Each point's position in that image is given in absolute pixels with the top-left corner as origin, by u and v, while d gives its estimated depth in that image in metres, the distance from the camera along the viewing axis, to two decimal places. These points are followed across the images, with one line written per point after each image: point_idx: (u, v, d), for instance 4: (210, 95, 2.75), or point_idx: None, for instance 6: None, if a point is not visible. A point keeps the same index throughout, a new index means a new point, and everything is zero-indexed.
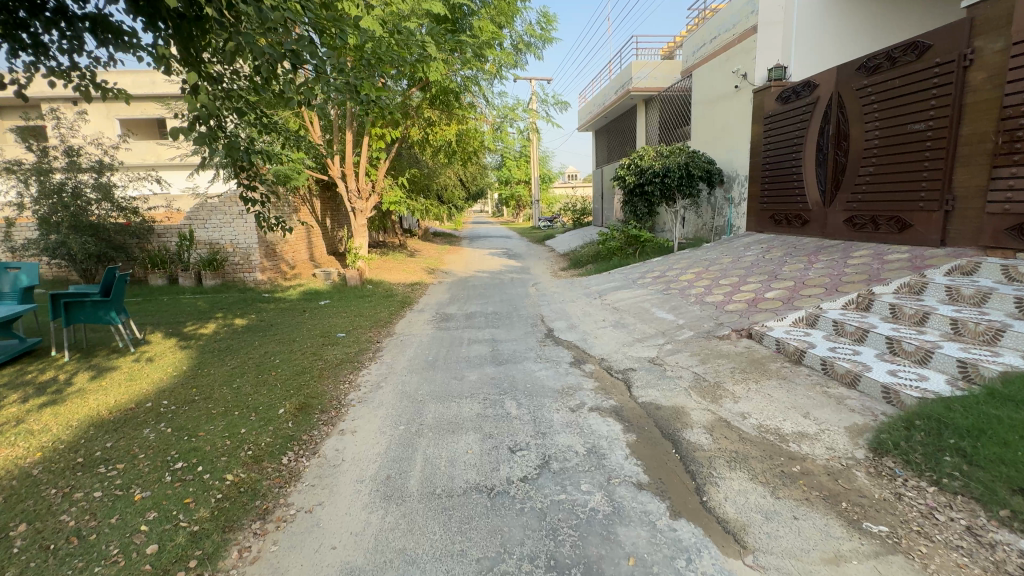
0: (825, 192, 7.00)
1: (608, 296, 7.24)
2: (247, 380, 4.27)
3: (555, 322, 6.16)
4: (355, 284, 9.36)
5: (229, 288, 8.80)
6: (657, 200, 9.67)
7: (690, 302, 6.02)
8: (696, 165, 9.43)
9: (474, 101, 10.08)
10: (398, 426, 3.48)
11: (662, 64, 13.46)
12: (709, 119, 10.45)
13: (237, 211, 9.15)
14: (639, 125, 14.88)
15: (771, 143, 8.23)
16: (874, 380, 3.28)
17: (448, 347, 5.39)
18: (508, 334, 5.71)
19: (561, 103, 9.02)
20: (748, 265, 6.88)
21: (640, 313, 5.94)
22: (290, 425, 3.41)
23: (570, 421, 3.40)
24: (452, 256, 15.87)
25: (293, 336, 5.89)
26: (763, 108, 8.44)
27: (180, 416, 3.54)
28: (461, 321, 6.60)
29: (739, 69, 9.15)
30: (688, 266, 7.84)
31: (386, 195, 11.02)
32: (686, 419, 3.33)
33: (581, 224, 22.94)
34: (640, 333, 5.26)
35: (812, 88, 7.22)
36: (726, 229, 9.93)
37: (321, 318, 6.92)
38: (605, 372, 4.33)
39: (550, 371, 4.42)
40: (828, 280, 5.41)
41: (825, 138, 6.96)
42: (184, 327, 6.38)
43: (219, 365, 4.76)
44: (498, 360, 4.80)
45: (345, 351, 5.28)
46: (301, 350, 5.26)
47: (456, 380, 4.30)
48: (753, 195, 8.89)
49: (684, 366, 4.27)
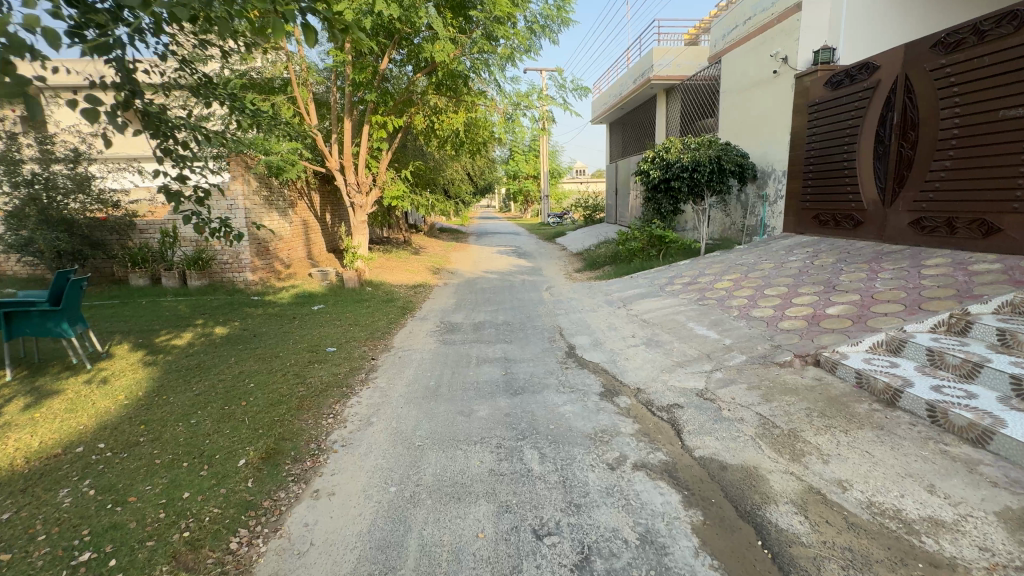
0: (886, 189, 6.13)
1: (633, 305, 6.42)
2: (211, 415, 3.51)
3: (576, 337, 5.36)
4: (353, 287, 8.60)
5: (216, 290, 8.05)
6: (684, 197, 8.81)
7: (733, 316, 5.19)
8: (728, 159, 8.53)
9: (484, 87, 9.24)
10: (389, 486, 2.70)
11: (686, 51, 12.54)
12: (740, 109, 9.57)
13: (226, 205, 8.39)
14: (659, 118, 13.91)
15: (818, 134, 7.35)
16: (1017, 440, 2.47)
17: (453, 368, 4.61)
18: (524, 352, 4.93)
19: (579, 89, 8.14)
20: (796, 273, 6.04)
21: (676, 329, 5.13)
22: (249, 486, 2.65)
23: (611, 487, 2.61)
24: (459, 254, 15.07)
25: (277, 351, 5.13)
26: (807, 94, 7.56)
27: (114, 468, 2.79)
28: (469, 333, 5.82)
29: (778, 52, 8.25)
30: (722, 271, 6.99)
31: (388, 189, 10.10)
32: (764, 488, 2.52)
33: (592, 220, 22.08)
34: (679, 355, 4.45)
35: (872, 71, 6.35)
36: (758, 229, 9.06)
37: (311, 328, 6.16)
38: (645, 410, 3.54)
39: (577, 407, 3.63)
40: (904, 294, 4.56)
41: (887, 127, 6.09)
42: (156, 337, 5.64)
43: (181, 390, 4.00)
44: (512, 388, 4.02)
45: (332, 371, 4.54)
46: (282, 371, 4.50)
47: (463, 417, 3.52)
48: (793, 192, 8.01)
49: (744, 404, 3.45)
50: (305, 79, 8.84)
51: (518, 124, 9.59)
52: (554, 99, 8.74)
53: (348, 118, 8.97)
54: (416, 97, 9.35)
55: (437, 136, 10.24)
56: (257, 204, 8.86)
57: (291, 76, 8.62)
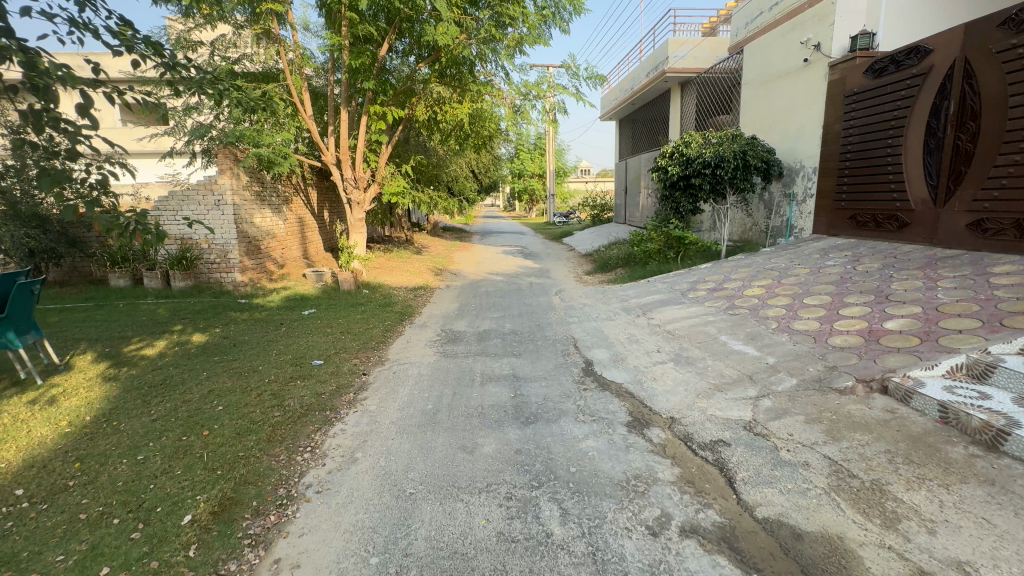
0: (938, 186, 5.50)
1: (654, 314, 5.81)
2: (163, 450, 2.92)
3: (593, 351, 4.76)
4: (349, 289, 8.03)
5: (201, 292, 7.47)
6: (705, 196, 8.17)
7: (772, 330, 4.58)
8: (754, 154, 7.90)
9: (491, 76, 8.62)
10: (370, 556, 2.11)
11: (703, 42, 11.90)
12: (764, 101, 8.93)
13: (212, 200, 7.78)
14: (674, 114, 13.23)
15: (855, 126, 6.72)
16: None
17: (454, 388, 4.02)
18: (535, 369, 4.34)
19: (595, 78, 7.50)
20: (837, 280, 5.41)
21: (708, 344, 4.52)
22: (191, 557, 2.07)
23: (656, 564, 2.01)
24: (462, 254, 14.49)
25: (256, 364, 4.55)
26: (844, 83, 6.93)
27: (25, 528, 2.22)
28: (472, 344, 5.23)
29: (809, 38, 7.61)
30: (750, 277, 6.37)
31: (388, 185, 9.41)
32: (861, 571, 1.92)
33: (600, 220, 21.43)
34: (716, 376, 3.83)
35: (923, 55, 5.73)
36: (784, 231, 8.42)
37: (299, 336, 5.57)
38: (684, 449, 2.93)
39: (601, 443, 3.02)
40: (976, 307, 3.94)
41: (941, 117, 5.46)
42: (125, 346, 5.08)
43: (137, 414, 3.42)
44: (523, 416, 3.41)
45: (316, 391, 3.95)
46: (258, 389, 3.92)
47: (465, 454, 2.93)
48: (825, 191, 7.39)
49: (807, 442, 2.84)
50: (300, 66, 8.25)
51: (526, 117, 8.99)
52: (567, 89, 8.11)
53: (344, 109, 8.40)
54: (418, 86, 8.73)
55: (439, 128, 9.67)
56: (247, 199, 8.27)
57: (284, 64, 8.07)
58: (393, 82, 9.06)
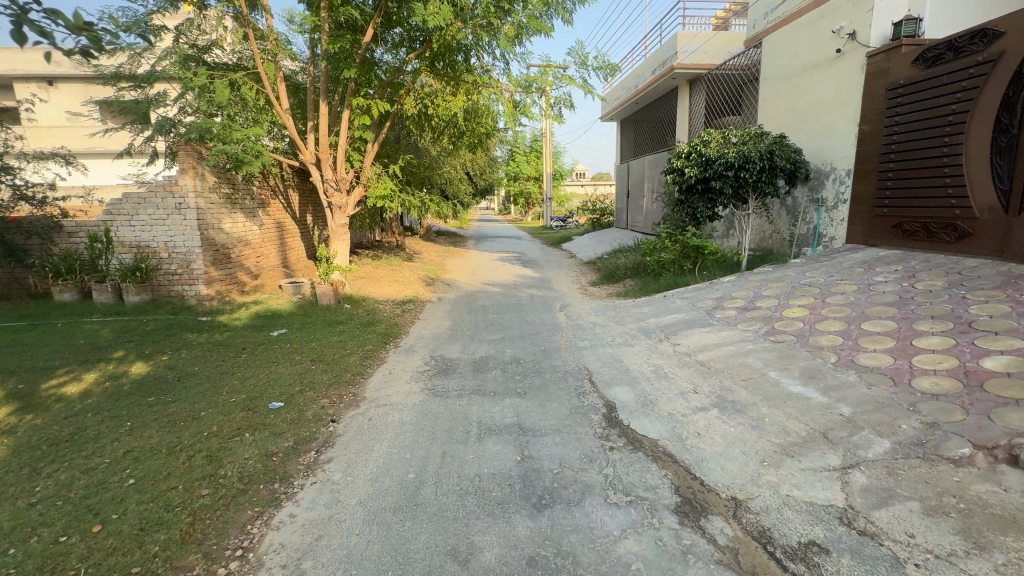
0: (1012, 191, 4.72)
1: (680, 339, 4.98)
2: (23, 564, 2.05)
3: (614, 390, 3.91)
4: (329, 304, 7.16)
5: (158, 308, 6.56)
6: (726, 201, 7.37)
7: (833, 366, 3.76)
8: (781, 154, 7.09)
9: (489, 67, 7.80)
10: None
11: (714, 37, 11.16)
12: (787, 98, 8.17)
13: (173, 203, 6.85)
14: (682, 113, 12.35)
15: (901, 122, 5.94)
16: None
17: (445, 444, 3.16)
18: (547, 417, 3.49)
19: (606, 66, 6.69)
20: (896, 301, 4.60)
21: (756, 384, 3.68)
22: None
23: None
24: (456, 261, 13.66)
25: (198, 409, 3.66)
26: (887, 74, 6.16)
27: None
28: (467, 378, 4.35)
29: (842, 27, 6.87)
30: (786, 294, 5.56)
31: (373, 187, 8.38)
32: None
33: (600, 224, 20.56)
34: (779, 434, 3.00)
35: (991, 40, 4.96)
36: (812, 239, 7.63)
37: (261, 365, 4.68)
38: (765, 560, 2.08)
39: (647, 546, 2.16)
40: None
41: (1017, 111, 4.69)
42: (44, 382, 4.17)
43: (7, 497, 2.52)
44: (536, 496, 2.55)
45: (267, 451, 3.07)
46: (190, 451, 3.03)
47: (457, 571, 2.05)
48: (862, 196, 6.61)
49: (941, 553, 2.00)
50: (275, 53, 7.30)
51: (527, 113, 8.17)
52: (573, 80, 7.26)
53: (325, 102, 7.53)
54: (410, 84, 8.09)
55: (431, 124, 8.84)
56: (214, 202, 7.33)
57: (255, 51, 7.19)
58: (382, 75, 8.30)
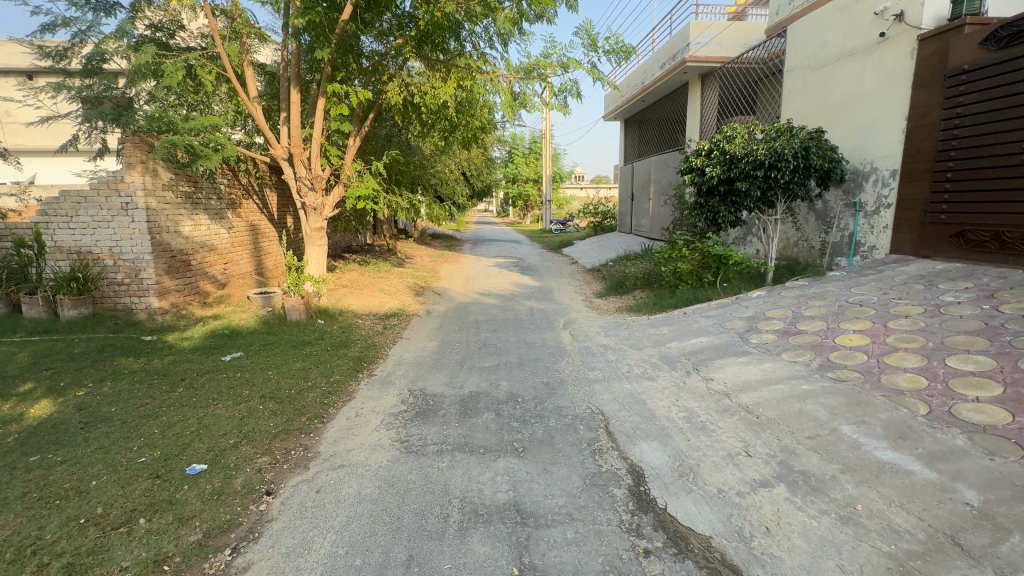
0: None
1: (713, 372, 4.08)
2: None
3: (640, 448, 3.01)
4: (299, 319, 6.26)
5: (97, 325, 5.65)
6: (752, 205, 6.50)
7: (926, 421, 2.86)
8: (817, 152, 6.17)
9: (484, 53, 6.94)
10: None
11: (729, 27, 10.27)
12: (817, 90, 7.31)
13: (119, 203, 5.93)
14: (692, 111, 11.48)
15: (965, 114, 5.09)
16: None
17: (412, 541, 2.26)
18: (553, 495, 2.57)
19: (621, 48, 5.82)
20: (983, 329, 3.71)
21: (830, 448, 2.78)
22: None
23: None
24: (450, 267, 12.77)
25: (85, 479, 2.72)
26: (946, 59, 5.31)
27: None
28: (450, 426, 3.44)
29: (887, 8, 6.02)
30: (834, 316, 4.68)
31: (353, 186, 7.44)
32: None
33: (602, 227, 19.69)
34: (887, 536, 2.10)
35: None
36: (847, 248, 6.75)
37: (195, 404, 3.76)
38: None
39: None
40: None
41: None
42: None
43: None
44: None
45: (155, 559, 2.14)
46: (41, 560, 2.10)
47: None
48: (912, 200, 5.74)
49: None
50: (240, 33, 6.38)
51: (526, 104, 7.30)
52: (581, 64, 6.38)
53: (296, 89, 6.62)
54: (396, 70, 7.21)
55: (420, 117, 7.97)
56: (169, 202, 6.40)
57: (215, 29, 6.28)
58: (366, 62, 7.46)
